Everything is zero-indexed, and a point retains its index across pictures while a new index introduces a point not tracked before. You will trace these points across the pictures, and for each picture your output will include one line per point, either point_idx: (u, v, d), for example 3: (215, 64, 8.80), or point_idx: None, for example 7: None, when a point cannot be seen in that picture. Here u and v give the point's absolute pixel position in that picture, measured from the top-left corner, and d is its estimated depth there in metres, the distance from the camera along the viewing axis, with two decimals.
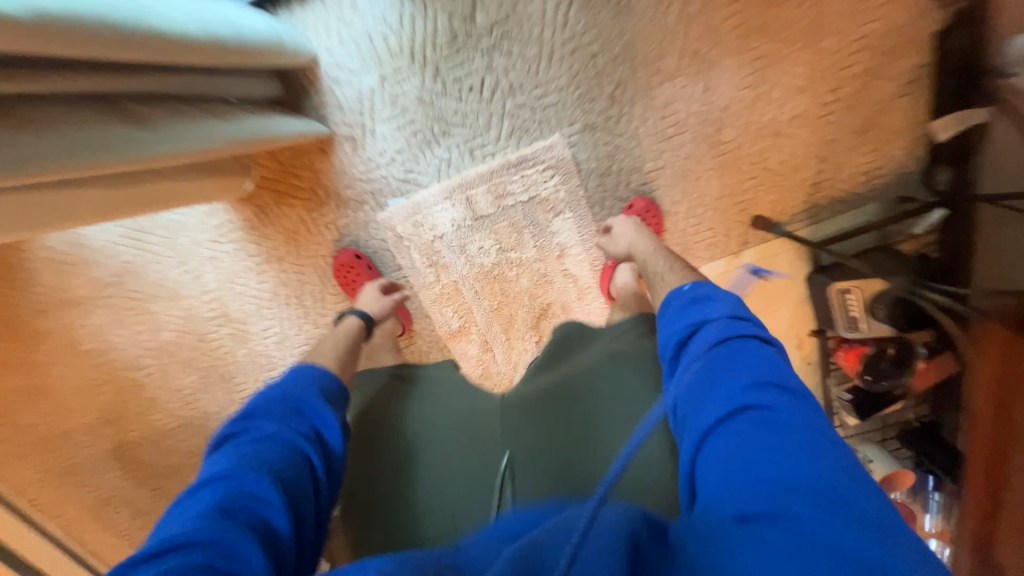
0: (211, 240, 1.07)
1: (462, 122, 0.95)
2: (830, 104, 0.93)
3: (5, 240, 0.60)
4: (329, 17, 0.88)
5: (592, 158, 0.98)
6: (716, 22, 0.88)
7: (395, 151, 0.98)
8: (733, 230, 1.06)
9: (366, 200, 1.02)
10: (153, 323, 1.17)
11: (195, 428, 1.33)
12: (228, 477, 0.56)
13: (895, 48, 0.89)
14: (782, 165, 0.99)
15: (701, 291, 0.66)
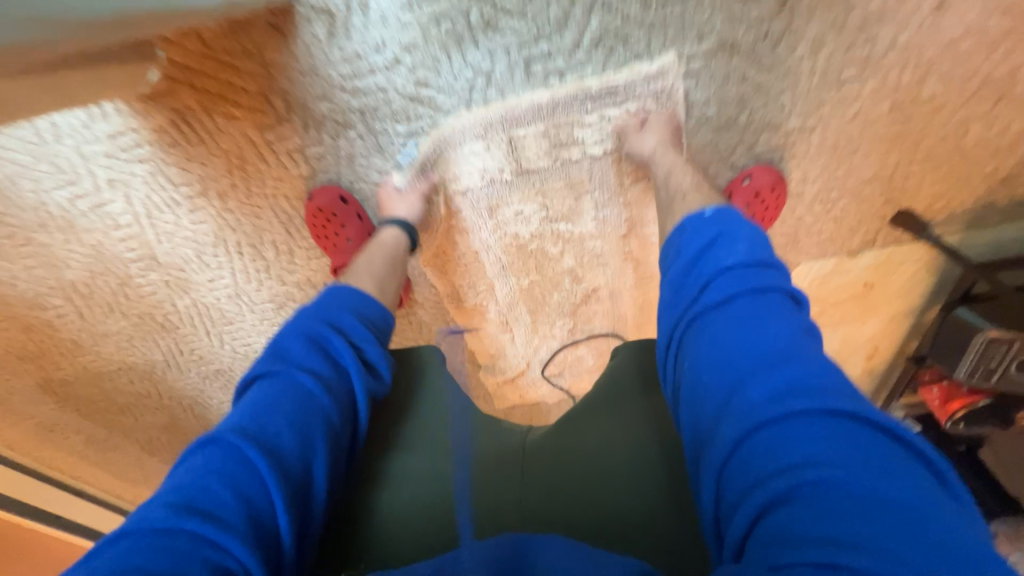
0: (106, 157, 0.70)
1: (520, 8, 0.57)
2: None
3: None
4: None
5: (713, 102, 0.63)
6: None
7: (402, 46, 0.59)
8: (864, 226, 0.77)
9: (352, 122, 0.65)
10: (48, 258, 0.84)
11: (140, 372, 1.11)
12: (240, 432, 0.41)
13: None
14: (977, 146, 0.67)
15: (717, 229, 0.50)
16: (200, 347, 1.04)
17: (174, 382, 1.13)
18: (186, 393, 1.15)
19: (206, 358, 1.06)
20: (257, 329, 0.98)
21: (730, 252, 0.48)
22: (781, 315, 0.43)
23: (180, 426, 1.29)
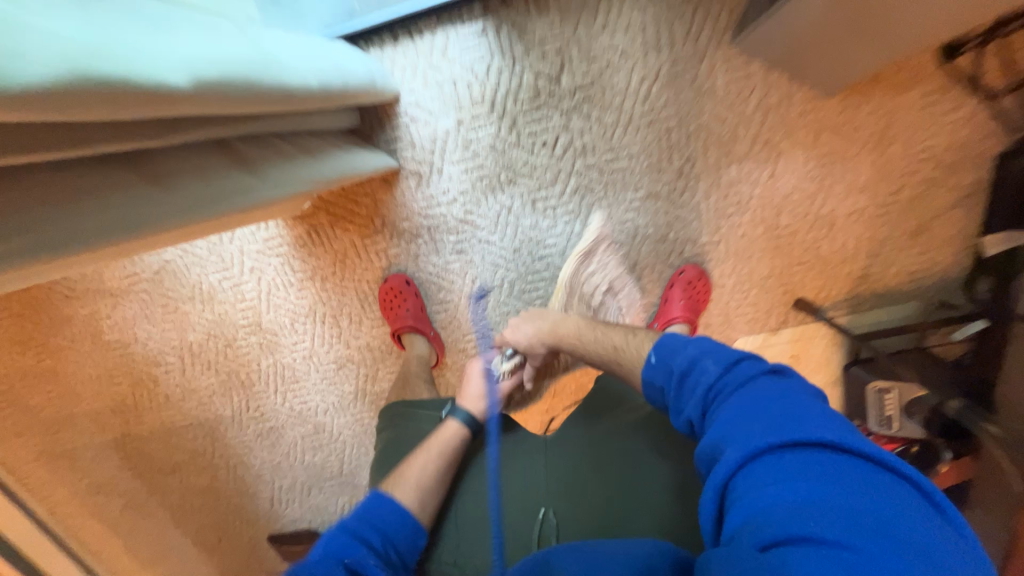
0: (256, 252, 1.07)
1: (530, 175, 0.96)
2: (887, 206, 0.96)
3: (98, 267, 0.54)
4: (417, 58, 0.89)
5: (651, 225, 0.99)
6: (792, 115, 0.90)
7: (459, 192, 0.98)
8: (775, 309, 1.07)
9: (422, 233, 1.03)
10: (182, 323, 1.16)
11: (205, 429, 1.31)
12: None
13: (959, 162, 0.92)
14: (832, 255, 1.01)
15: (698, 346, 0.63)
16: (264, 405, 1.26)
17: (230, 439, 1.32)
18: (236, 451, 1.33)
19: (265, 416, 1.28)
20: (317, 388, 1.23)
21: (706, 358, 0.60)
22: (764, 383, 0.54)
23: (215, 491, 1.41)
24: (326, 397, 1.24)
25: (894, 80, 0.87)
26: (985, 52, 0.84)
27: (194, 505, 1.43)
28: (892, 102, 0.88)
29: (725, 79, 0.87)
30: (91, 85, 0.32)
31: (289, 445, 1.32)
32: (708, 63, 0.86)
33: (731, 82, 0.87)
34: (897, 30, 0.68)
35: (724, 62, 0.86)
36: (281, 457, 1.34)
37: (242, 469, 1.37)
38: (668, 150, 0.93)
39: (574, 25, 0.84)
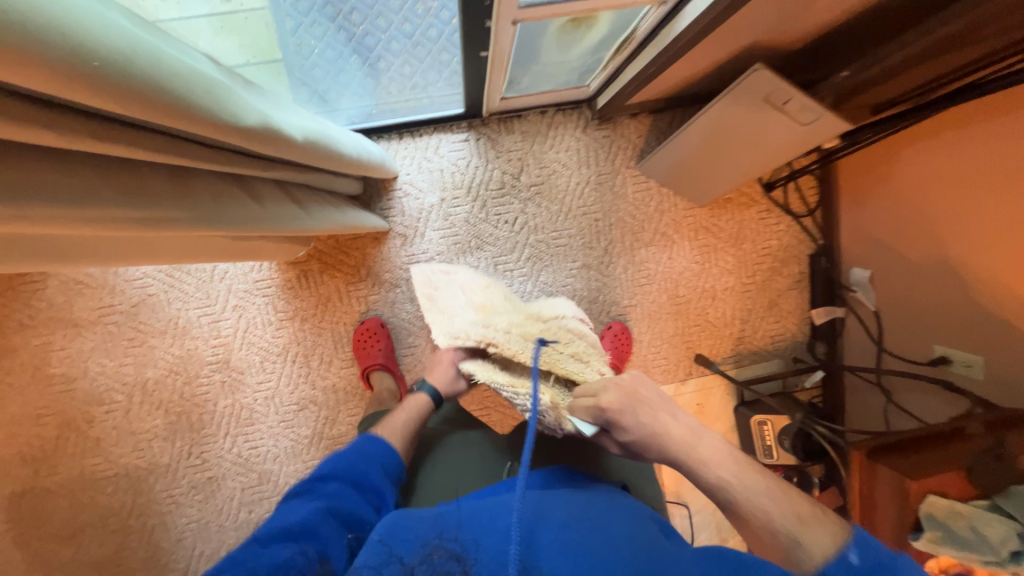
0: (243, 291, 1.18)
1: (494, 243, 1.22)
2: (748, 285, 1.33)
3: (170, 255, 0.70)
4: (414, 152, 1.18)
5: (586, 289, 1.27)
6: (678, 217, 1.28)
7: (436, 253, 1.21)
8: (681, 362, 1.35)
9: (401, 284, 1.22)
10: (145, 357, 1.17)
11: (130, 481, 1.21)
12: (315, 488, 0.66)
13: (789, 258, 1.33)
14: (717, 320, 1.35)
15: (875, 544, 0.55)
16: (209, 451, 1.23)
17: (157, 493, 1.22)
18: (159, 509, 1.22)
19: (205, 465, 1.23)
20: (271, 431, 1.24)
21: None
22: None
23: (117, 565, 1.23)
24: (279, 442, 1.24)
25: (740, 201, 1.30)
26: (788, 189, 1.30)
27: None
28: (740, 215, 1.30)
29: (633, 188, 1.25)
30: (268, 131, 0.53)
31: (223, 501, 1.24)
32: (622, 177, 1.24)
33: (637, 191, 1.26)
34: (729, 170, 1.10)
35: (631, 178, 1.24)
36: (211, 515, 1.24)
37: (158, 534, 1.23)
38: (595, 234, 1.26)
39: (531, 143, 1.20)
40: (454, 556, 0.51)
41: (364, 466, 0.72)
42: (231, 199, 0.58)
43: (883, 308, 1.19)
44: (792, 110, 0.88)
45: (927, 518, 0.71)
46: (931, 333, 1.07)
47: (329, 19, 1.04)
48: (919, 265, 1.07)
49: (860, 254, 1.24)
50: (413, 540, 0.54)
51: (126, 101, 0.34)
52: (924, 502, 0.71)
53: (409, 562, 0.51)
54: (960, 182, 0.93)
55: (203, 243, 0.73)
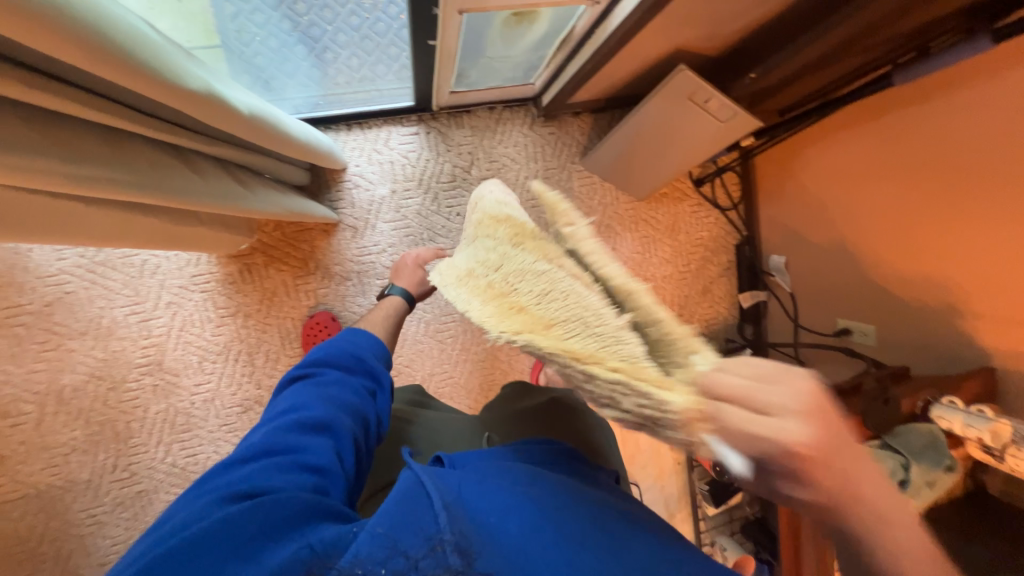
0: (178, 287, 1.11)
1: (447, 235, 1.24)
2: (684, 274, 1.45)
3: (99, 235, 0.66)
4: (363, 144, 1.18)
5: None
6: (620, 210, 1.37)
7: (388, 244, 1.21)
8: None
9: (352, 277, 1.20)
10: (60, 362, 1.07)
11: (41, 502, 1.08)
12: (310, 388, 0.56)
13: (718, 248, 1.46)
14: None
15: None
16: (137, 462, 1.13)
17: (74, 514, 1.10)
18: (77, 532, 1.10)
19: (134, 478, 1.13)
20: (211, 436, 1.16)
21: None
22: None
23: None
24: (220, 447, 1.17)
25: (674, 196, 1.42)
26: (715, 185, 1.44)
27: None
28: (675, 209, 1.42)
29: (578, 183, 1.33)
30: (210, 98, 0.53)
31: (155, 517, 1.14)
32: (567, 172, 1.31)
33: (582, 186, 1.33)
34: (660, 165, 1.21)
35: (576, 173, 1.32)
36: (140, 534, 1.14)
37: (75, 562, 1.10)
38: None
39: (480, 137, 1.24)
40: (459, 550, 0.40)
41: (357, 351, 0.64)
42: (167, 167, 0.57)
43: (797, 289, 1.34)
44: (711, 108, 0.99)
45: None
46: (835, 308, 1.22)
47: (270, 7, 1.02)
48: (824, 249, 1.22)
49: (777, 243, 1.39)
50: (421, 520, 0.41)
51: (67, 45, 0.34)
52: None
53: (411, 556, 0.39)
54: (850, 174, 1.09)
55: (133, 224, 0.70)
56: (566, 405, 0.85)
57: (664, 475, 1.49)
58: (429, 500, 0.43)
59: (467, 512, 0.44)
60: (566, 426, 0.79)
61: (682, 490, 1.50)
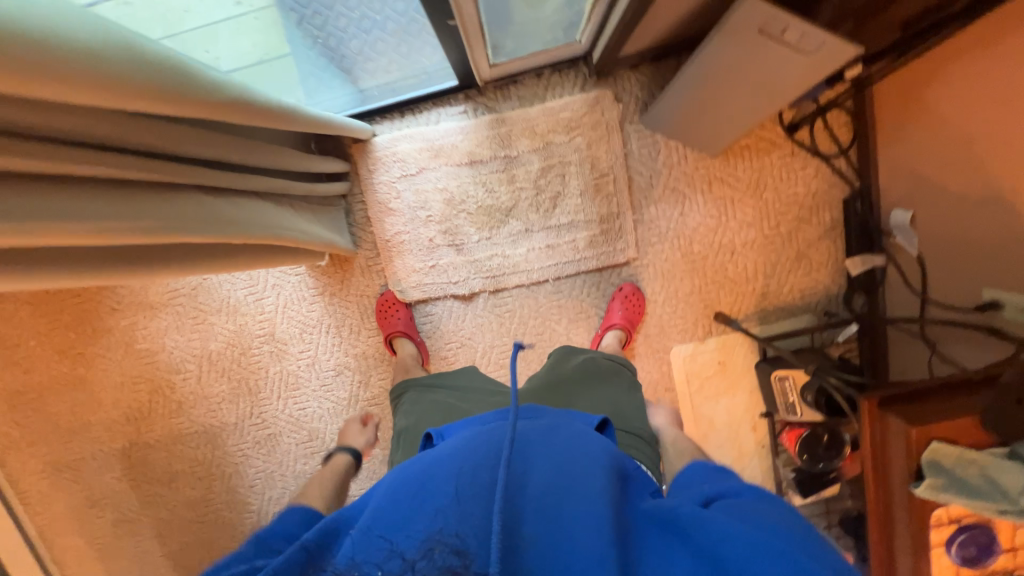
0: (280, 272, 1.32)
1: (499, 212, 1.24)
2: (771, 238, 1.26)
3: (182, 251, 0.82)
4: (415, 127, 1.22)
5: (594, 253, 1.27)
6: (690, 170, 1.23)
7: (441, 225, 1.25)
8: (699, 321, 1.32)
9: (410, 257, 1.27)
10: (208, 333, 1.37)
11: (208, 436, 1.44)
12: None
13: (818, 204, 1.23)
14: (737, 277, 1.29)
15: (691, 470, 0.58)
16: (266, 412, 1.41)
17: (230, 447, 1.44)
18: (233, 460, 1.44)
19: (265, 423, 1.42)
20: (315, 395, 1.40)
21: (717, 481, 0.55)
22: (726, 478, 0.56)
23: (207, 504, 1.48)
24: (322, 404, 1.40)
25: (758, 147, 1.21)
26: (814, 128, 1.19)
27: (183, 520, 1.49)
28: (759, 162, 1.22)
29: (638, 144, 1.21)
30: None
31: (287, 452, 1.43)
32: (624, 134, 1.20)
33: (642, 147, 1.21)
34: (729, 115, 1.05)
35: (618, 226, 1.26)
36: (273, 466, 1.44)
37: (236, 481, 1.46)
38: (601, 192, 1.23)
39: (528, 107, 1.19)
40: (456, 551, 0.40)
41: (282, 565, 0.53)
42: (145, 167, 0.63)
43: (926, 251, 1.08)
44: (792, 38, 0.82)
45: (931, 465, 0.69)
46: (979, 273, 0.95)
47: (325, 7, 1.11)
48: (962, 199, 0.96)
49: (901, 195, 1.11)
50: (411, 524, 0.44)
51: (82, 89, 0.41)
52: (929, 449, 0.69)
53: (408, 559, 0.40)
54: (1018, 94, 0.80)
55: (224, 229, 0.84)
56: (597, 367, 0.89)
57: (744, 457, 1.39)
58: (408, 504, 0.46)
59: (463, 510, 0.44)
60: (587, 393, 0.83)
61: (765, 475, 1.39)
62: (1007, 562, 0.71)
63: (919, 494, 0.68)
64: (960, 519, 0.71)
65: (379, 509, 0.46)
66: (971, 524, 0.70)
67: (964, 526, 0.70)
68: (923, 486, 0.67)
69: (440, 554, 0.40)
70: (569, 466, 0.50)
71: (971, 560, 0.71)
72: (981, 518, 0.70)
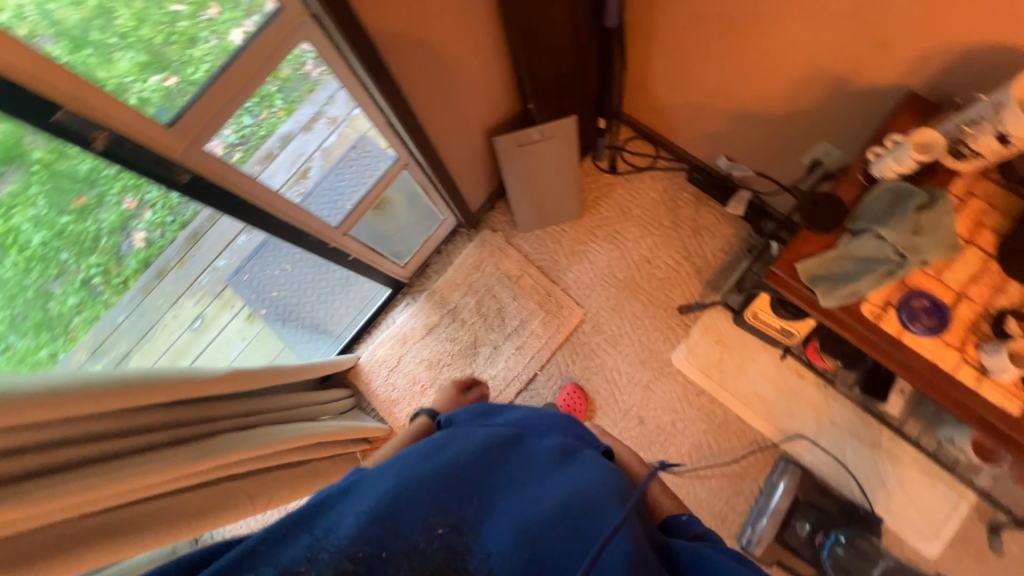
0: None
1: (469, 350, 1.51)
2: (665, 234, 1.52)
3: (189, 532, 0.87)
4: (380, 335, 1.57)
5: (553, 330, 1.49)
6: (573, 234, 1.56)
7: (434, 388, 1.49)
8: (671, 323, 1.45)
9: None
10: None
11: None
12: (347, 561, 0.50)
13: (673, 193, 1.54)
14: (668, 273, 1.49)
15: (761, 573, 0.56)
16: None
17: None
18: None
19: None
20: None
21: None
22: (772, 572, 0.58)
23: None
24: None
25: (604, 191, 1.57)
26: (626, 159, 1.58)
27: None
28: (612, 198, 1.56)
29: (528, 244, 1.57)
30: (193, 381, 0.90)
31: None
32: (515, 244, 1.57)
33: (532, 243, 1.56)
34: (564, 190, 1.44)
35: (551, 295, 1.51)
36: None
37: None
38: (528, 287, 1.53)
39: (445, 273, 1.58)
40: (450, 535, 0.54)
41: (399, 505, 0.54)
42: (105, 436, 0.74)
43: (759, 166, 1.34)
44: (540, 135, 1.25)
45: (816, 280, 0.78)
46: (792, 151, 1.21)
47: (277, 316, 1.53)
48: (735, 129, 1.28)
49: (711, 152, 1.44)
50: (418, 505, 0.54)
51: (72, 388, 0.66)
52: (802, 269, 0.79)
53: (412, 538, 0.53)
54: (676, 65, 1.23)
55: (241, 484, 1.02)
56: None
57: (820, 407, 1.33)
58: (408, 509, 0.54)
59: (450, 504, 0.55)
60: None
61: (856, 410, 1.32)
62: (973, 308, 0.75)
63: (830, 303, 0.76)
64: (889, 300, 0.76)
65: (398, 496, 0.54)
66: (902, 299, 0.76)
67: (898, 304, 0.76)
68: (823, 296, 0.76)
69: (440, 532, 0.54)
70: (602, 509, 0.55)
71: (940, 326, 0.74)
72: (903, 289, 0.76)
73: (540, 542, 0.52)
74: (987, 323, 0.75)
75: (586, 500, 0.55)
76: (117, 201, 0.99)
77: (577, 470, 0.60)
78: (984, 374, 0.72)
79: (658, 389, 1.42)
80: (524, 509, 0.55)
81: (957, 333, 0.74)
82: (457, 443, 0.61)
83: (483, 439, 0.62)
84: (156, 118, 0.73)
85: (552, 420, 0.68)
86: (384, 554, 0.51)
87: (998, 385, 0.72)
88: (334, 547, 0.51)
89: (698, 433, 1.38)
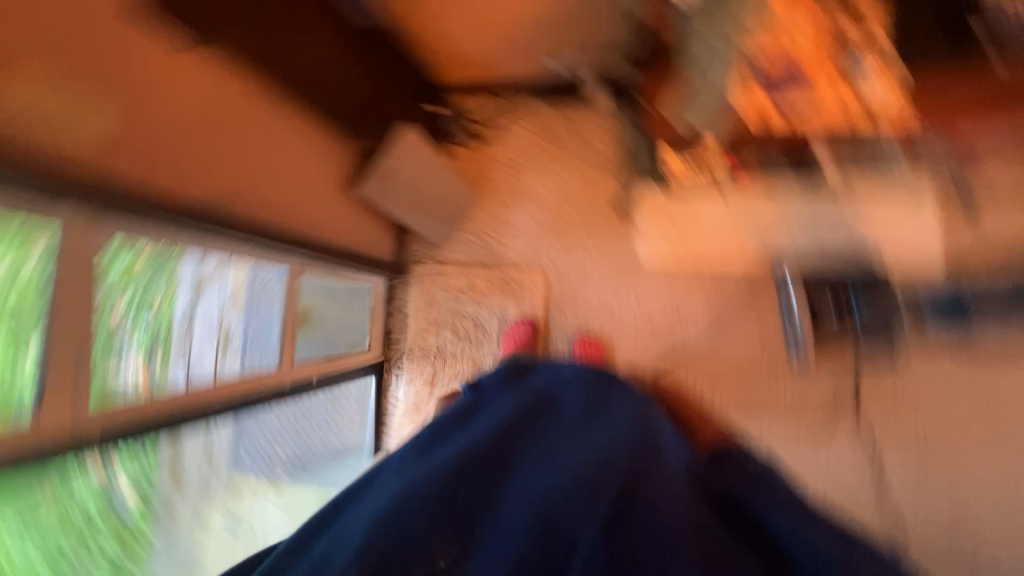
0: None
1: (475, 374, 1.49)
2: (557, 160, 1.50)
3: None
4: (395, 418, 1.55)
5: (529, 306, 1.48)
6: (485, 216, 1.53)
7: None
8: (615, 229, 1.46)
9: None
10: None
11: None
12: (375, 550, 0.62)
13: (538, 122, 1.52)
14: (583, 191, 1.49)
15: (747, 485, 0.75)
16: None
17: None
18: None
19: None
20: None
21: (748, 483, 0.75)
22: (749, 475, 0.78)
23: None
24: None
25: (483, 163, 1.54)
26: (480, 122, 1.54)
27: None
28: (494, 164, 1.53)
29: (455, 252, 1.54)
30: None
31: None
32: (445, 261, 1.54)
33: (458, 249, 1.54)
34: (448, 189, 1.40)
35: (506, 280, 1.50)
36: None
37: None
38: (483, 288, 1.51)
39: (407, 327, 1.55)
40: (448, 522, 0.69)
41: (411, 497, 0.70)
42: None
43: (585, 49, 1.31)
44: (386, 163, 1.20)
45: None
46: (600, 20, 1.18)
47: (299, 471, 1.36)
48: (542, 36, 1.24)
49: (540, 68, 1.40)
50: (419, 501, 0.69)
51: None
52: None
53: (423, 537, 0.66)
54: (454, 27, 1.18)
55: None
56: None
57: None
58: (417, 500, 0.70)
59: (455, 489, 0.73)
60: None
61: None
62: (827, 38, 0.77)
63: None
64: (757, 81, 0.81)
65: (410, 494, 0.70)
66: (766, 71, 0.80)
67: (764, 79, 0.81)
68: None
69: (442, 525, 0.68)
70: (598, 451, 0.81)
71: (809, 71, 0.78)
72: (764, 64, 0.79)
73: (540, 514, 0.69)
74: (843, 36, 0.77)
75: (596, 461, 0.77)
76: (82, 464, 0.74)
77: (595, 442, 0.84)
78: (854, 86, 0.81)
79: (644, 289, 1.43)
80: (535, 481, 0.75)
81: (827, 66, 0.78)
82: (479, 423, 0.92)
83: (507, 402, 1.00)
84: (16, 430, 0.60)
85: (575, 390, 1.03)
86: (395, 550, 0.63)
87: (868, 81, 0.80)
88: (353, 552, 0.62)
89: (699, 299, 1.41)
